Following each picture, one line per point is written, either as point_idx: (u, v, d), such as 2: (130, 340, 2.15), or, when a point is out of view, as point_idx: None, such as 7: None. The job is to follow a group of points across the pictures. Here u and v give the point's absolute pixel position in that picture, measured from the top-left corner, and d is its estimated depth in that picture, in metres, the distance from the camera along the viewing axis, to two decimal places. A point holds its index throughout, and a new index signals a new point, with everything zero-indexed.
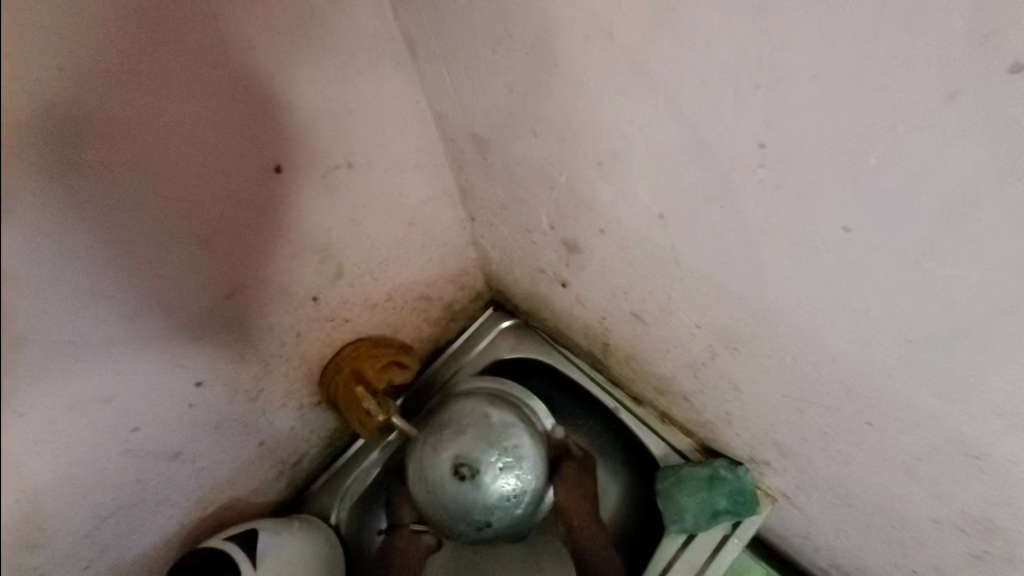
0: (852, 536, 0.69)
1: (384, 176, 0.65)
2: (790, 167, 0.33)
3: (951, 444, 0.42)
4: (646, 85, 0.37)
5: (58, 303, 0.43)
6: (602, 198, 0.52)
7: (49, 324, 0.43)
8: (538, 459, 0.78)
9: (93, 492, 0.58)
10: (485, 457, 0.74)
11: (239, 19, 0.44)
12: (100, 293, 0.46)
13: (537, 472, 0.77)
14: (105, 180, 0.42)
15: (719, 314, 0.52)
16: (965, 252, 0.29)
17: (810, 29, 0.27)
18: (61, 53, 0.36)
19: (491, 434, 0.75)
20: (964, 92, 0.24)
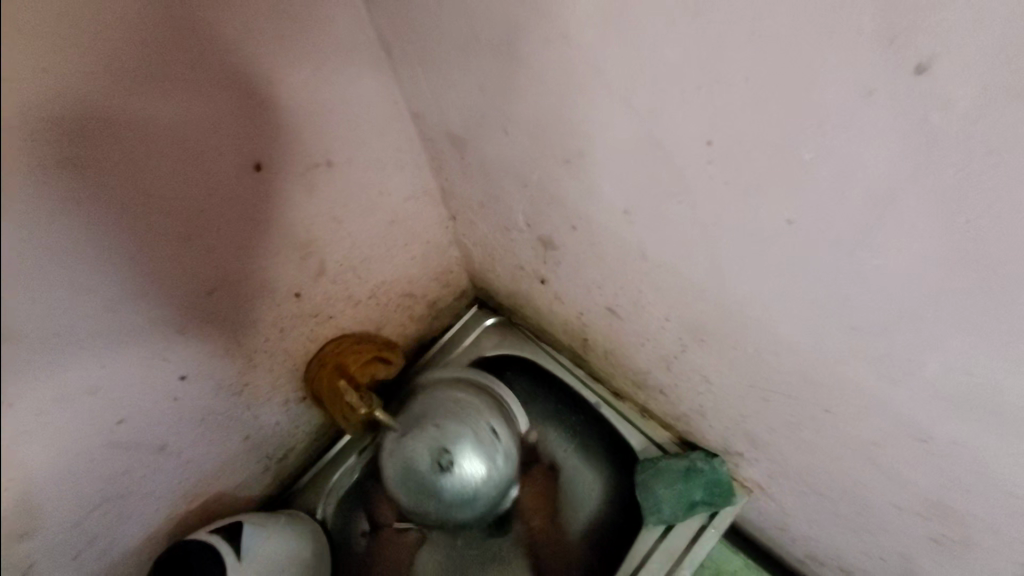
0: (823, 525, 0.71)
1: (365, 174, 0.67)
2: (735, 163, 0.36)
3: (899, 428, 0.44)
4: (604, 87, 0.39)
5: (43, 299, 0.44)
6: (572, 196, 0.53)
7: (34, 322, 0.44)
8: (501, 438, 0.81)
9: (77, 485, 0.59)
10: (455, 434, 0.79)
11: (219, 22, 0.46)
12: (85, 289, 0.47)
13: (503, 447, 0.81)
14: (90, 178, 0.43)
15: (685, 307, 0.54)
16: (894, 242, 0.32)
17: (741, 35, 0.29)
18: (44, 56, 0.38)
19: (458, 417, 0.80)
20: (879, 91, 0.26)
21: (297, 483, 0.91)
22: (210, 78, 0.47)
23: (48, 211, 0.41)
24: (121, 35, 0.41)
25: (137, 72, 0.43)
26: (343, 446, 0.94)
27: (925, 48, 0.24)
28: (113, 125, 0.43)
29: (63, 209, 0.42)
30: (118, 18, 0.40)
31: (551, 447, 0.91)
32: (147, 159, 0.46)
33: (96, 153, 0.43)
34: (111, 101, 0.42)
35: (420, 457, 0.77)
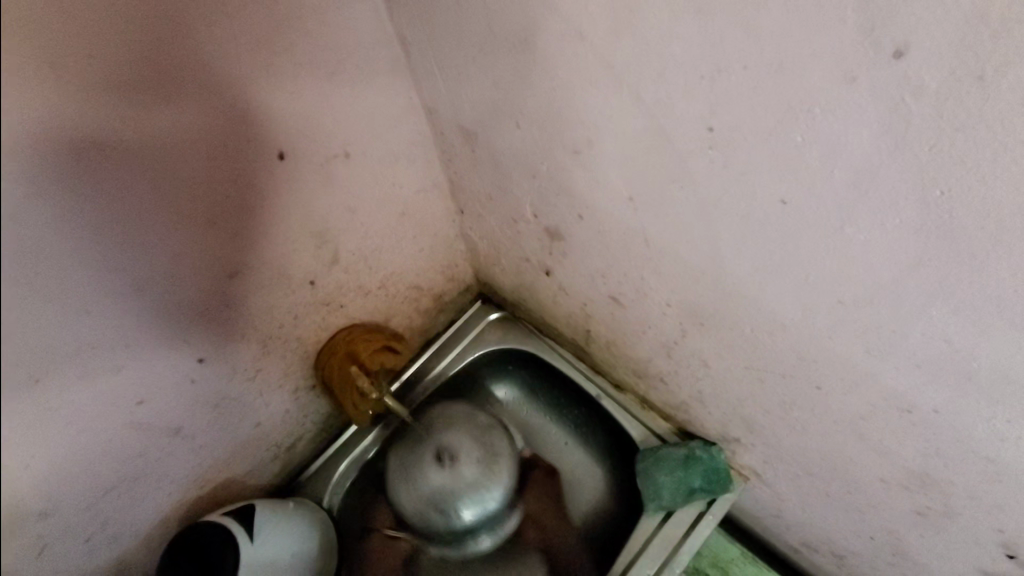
0: (816, 508, 0.74)
1: (378, 167, 0.70)
2: (734, 147, 0.39)
3: (886, 400, 0.47)
4: (611, 77, 0.42)
5: (57, 274, 0.45)
6: (580, 184, 0.57)
7: (44, 295, 0.45)
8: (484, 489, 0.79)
9: (99, 462, 0.60)
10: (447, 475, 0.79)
11: (245, 15, 0.48)
12: (99, 267, 0.48)
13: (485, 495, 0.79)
14: (105, 156, 0.44)
15: (686, 290, 0.57)
16: (877, 217, 0.35)
17: (738, 27, 0.32)
18: (83, 40, 0.40)
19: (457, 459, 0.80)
20: (860, 78, 0.30)
21: (304, 472, 0.93)
22: (221, 62, 0.48)
23: (57, 184, 0.42)
24: (135, 14, 0.42)
25: (151, 51, 0.44)
26: (350, 436, 0.95)
27: (898, 37, 0.27)
28: (128, 103, 0.44)
29: (74, 183, 0.43)
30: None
31: (553, 441, 0.98)
32: (158, 139, 0.47)
33: (108, 131, 0.44)
34: (124, 79, 0.43)
35: (423, 483, 0.78)
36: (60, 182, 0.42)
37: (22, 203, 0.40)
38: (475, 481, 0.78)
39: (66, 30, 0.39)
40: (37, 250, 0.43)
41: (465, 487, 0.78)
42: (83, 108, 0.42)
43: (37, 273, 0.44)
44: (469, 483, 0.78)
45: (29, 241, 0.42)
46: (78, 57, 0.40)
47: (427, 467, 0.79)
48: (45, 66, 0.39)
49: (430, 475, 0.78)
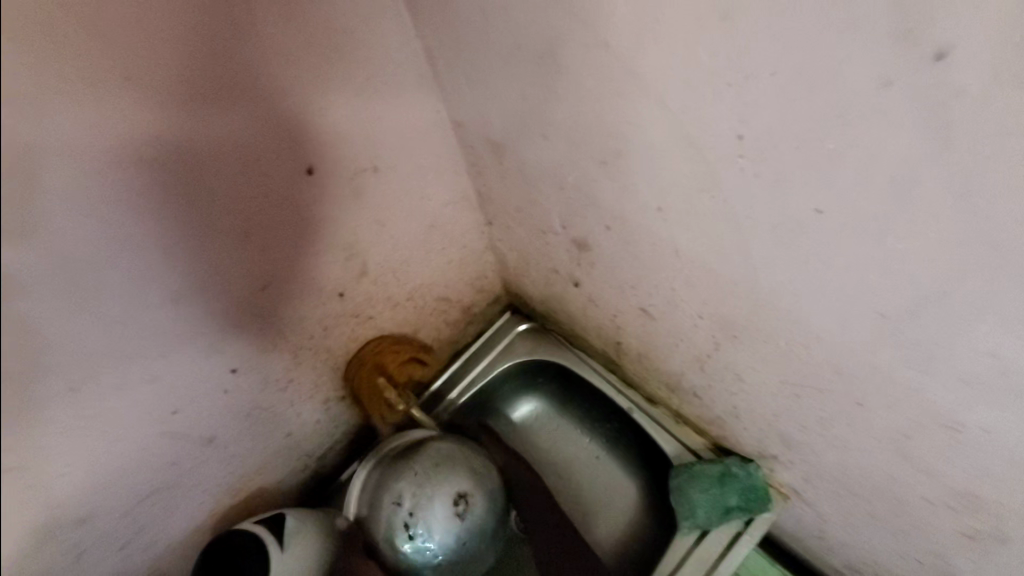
0: (860, 530, 0.70)
1: (407, 180, 0.71)
2: (765, 156, 0.37)
3: (932, 418, 0.44)
4: (637, 87, 0.41)
5: (96, 285, 0.47)
6: (607, 195, 0.56)
7: (85, 305, 0.47)
8: (476, 535, 0.77)
9: (136, 469, 0.62)
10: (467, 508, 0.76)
11: (277, 35, 0.50)
12: (137, 279, 0.50)
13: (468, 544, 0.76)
14: (140, 170, 0.46)
15: (717, 303, 0.55)
16: (920, 228, 0.33)
17: (766, 33, 0.31)
18: (126, 64, 0.42)
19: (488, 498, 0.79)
20: (896, 81, 0.28)
21: (334, 482, 0.93)
22: (250, 80, 0.50)
23: (97, 199, 0.44)
24: (165, 32, 0.43)
25: (182, 71, 0.45)
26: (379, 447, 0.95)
27: (935, 37, 0.26)
28: (159, 118, 0.45)
29: (110, 196, 0.45)
30: (163, 16, 0.43)
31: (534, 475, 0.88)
32: (193, 156, 0.49)
33: (144, 148, 0.45)
34: (155, 96, 0.45)
35: (440, 542, 0.75)
36: (97, 196, 0.44)
37: (58, 214, 0.42)
38: (463, 535, 0.76)
39: (98, 50, 0.41)
40: (76, 263, 0.45)
41: (485, 517, 0.78)
42: (123, 127, 0.44)
43: (75, 283, 0.45)
44: (458, 531, 0.75)
45: (65, 253, 0.44)
46: (111, 75, 0.42)
47: (432, 519, 0.75)
48: (84, 87, 0.41)
49: (449, 534, 0.75)
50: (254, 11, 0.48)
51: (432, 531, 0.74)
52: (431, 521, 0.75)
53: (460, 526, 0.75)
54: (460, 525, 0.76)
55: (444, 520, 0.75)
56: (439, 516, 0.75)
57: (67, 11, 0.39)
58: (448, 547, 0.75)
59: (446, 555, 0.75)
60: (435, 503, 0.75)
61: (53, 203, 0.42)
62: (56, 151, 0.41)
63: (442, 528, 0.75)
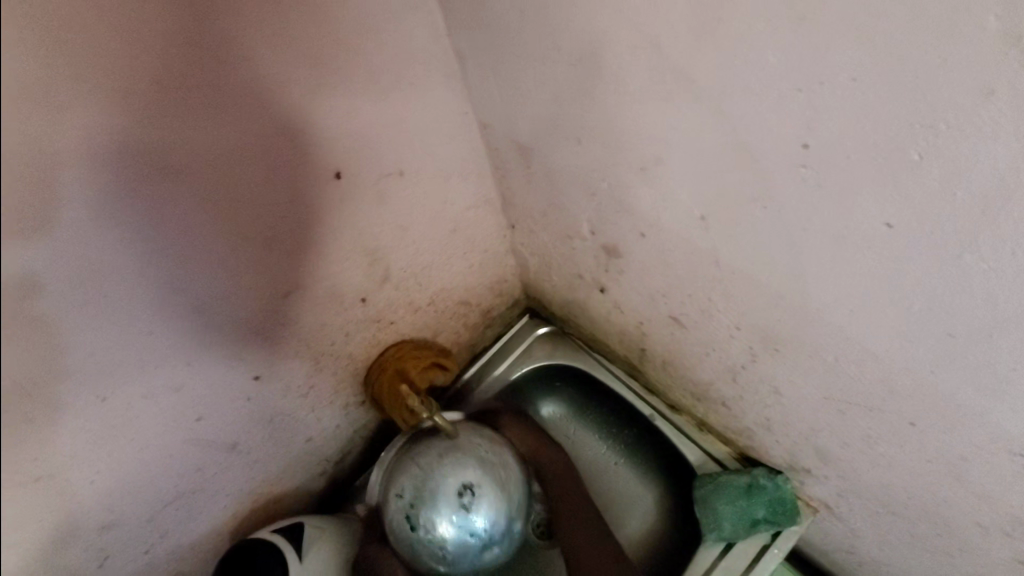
0: (897, 548, 0.68)
1: (432, 183, 0.69)
2: (830, 166, 0.35)
3: (995, 441, 0.42)
4: (690, 92, 0.39)
5: (121, 294, 0.46)
6: (643, 202, 0.54)
7: (110, 316, 0.46)
8: (494, 529, 0.69)
9: (159, 478, 0.60)
10: (475, 499, 0.68)
11: (309, 35, 0.48)
12: (161, 288, 0.48)
13: (487, 538, 0.69)
14: (166, 178, 0.44)
15: (759, 315, 0.53)
16: (1004, 245, 0.31)
17: (848, 36, 0.29)
18: (156, 65, 0.40)
19: (502, 486, 0.70)
20: (1000, 90, 0.26)
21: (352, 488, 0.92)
22: (279, 81, 0.48)
23: (123, 207, 0.43)
24: (193, 34, 0.41)
25: (211, 72, 0.43)
26: None
27: None
28: (186, 124, 0.44)
29: (134, 204, 0.43)
30: (191, 16, 0.41)
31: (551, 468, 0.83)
32: (220, 161, 0.47)
33: (171, 153, 0.44)
34: (183, 101, 0.43)
35: (454, 540, 0.68)
36: (124, 204, 0.43)
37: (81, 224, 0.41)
38: (476, 529, 0.68)
39: (125, 52, 0.39)
40: (102, 272, 0.43)
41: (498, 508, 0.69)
42: (152, 131, 0.42)
43: (98, 292, 0.44)
44: (471, 524, 0.67)
45: (90, 262, 0.42)
46: (138, 79, 0.40)
47: (439, 515, 0.68)
48: (110, 89, 0.39)
49: (459, 528, 0.67)
50: (285, 10, 0.46)
51: (443, 527, 0.67)
52: (438, 514, 0.67)
53: (470, 518, 0.67)
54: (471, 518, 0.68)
55: (450, 515, 0.67)
56: (445, 511, 0.68)
57: (97, 11, 0.37)
58: (461, 546, 0.67)
59: (464, 550, 0.68)
60: (440, 497, 0.68)
61: (77, 213, 0.40)
62: (83, 159, 0.39)
63: (450, 521, 0.67)
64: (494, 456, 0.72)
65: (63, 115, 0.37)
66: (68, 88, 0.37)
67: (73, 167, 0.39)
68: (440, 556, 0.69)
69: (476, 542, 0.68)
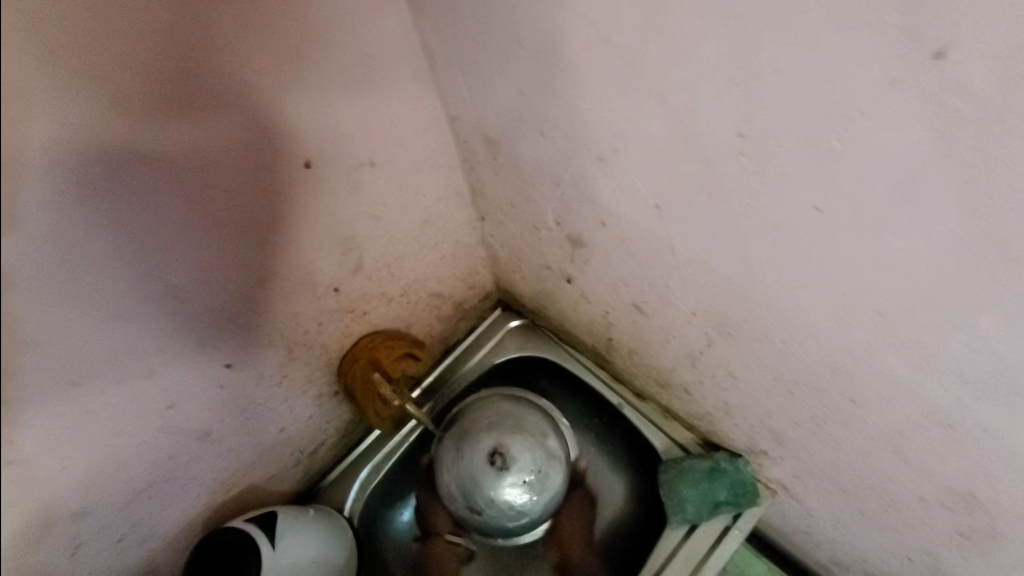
0: (848, 525, 0.71)
1: (403, 175, 0.70)
2: (766, 155, 0.38)
3: (926, 414, 0.46)
4: (641, 85, 0.42)
5: (94, 280, 0.46)
6: (604, 192, 0.56)
7: (79, 301, 0.46)
8: (541, 467, 0.78)
9: (131, 466, 0.61)
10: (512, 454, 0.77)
11: (280, 26, 0.49)
12: (132, 275, 0.49)
13: (544, 477, 0.78)
14: (134, 166, 0.45)
15: (713, 301, 0.56)
16: (918, 227, 0.34)
17: (776, 32, 0.32)
18: (132, 53, 0.42)
19: (524, 431, 0.80)
20: (903, 81, 0.29)
21: (326, 478, 0.93)
22: (253, 71, 0.49)
23: (95, 192, 0.44)
24: (164, 25, 0.42)
25: (185, 61, 0.44)
26: (369, 443, 0.95)
27: (943, 38, 0.27)
28: (156, 114, 0.45)
29: (109, 189, 0.44)
30: (161, 7, 0.42)
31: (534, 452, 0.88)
32: (195, 149, 0.48)
33: (146, 141, 0.45)
34: (153, 91, 0.44)
35: (513, 493, 0.76)
36: (96, 188, 0.43)
37: (50, 211, 0.41)
38: (526, 472, 0.77)
39: (95, 41, 0.40)
40: (74, 258, 0.44)
41: (531, 449, 0.78)
42: (127, 119, 0.43)
43: (67, 279, 0.44)
44: (522, 471, 0.77)
45: (57, 247, 0.43)
46: (108, 67, 0.41)
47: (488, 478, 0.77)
48: (85, 76, 0.40)
49: (511, 483, 0.76)
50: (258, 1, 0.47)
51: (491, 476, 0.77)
52: (489, 484, 0.77)
53: (515, 471, 0.77)
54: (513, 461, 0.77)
55: (496, 475, 0.76)
56: (491, 475, 0.77)
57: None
58: (516, 493, 0.76)
59: (533, 494, 0.77)
60: (480, 468, 0.77)
61: (43, 199, 0.41)
62: (51, 145, 0.40)
63: (503, 484, 0.76)
64: (501, 412, 0.82)
65: (35, 101, 0.38)
66: (42, 74, 0.38)
67: (45, 152, 0.40)
68: (525, 513, 0.78)
69: (535, 484, 0.78)
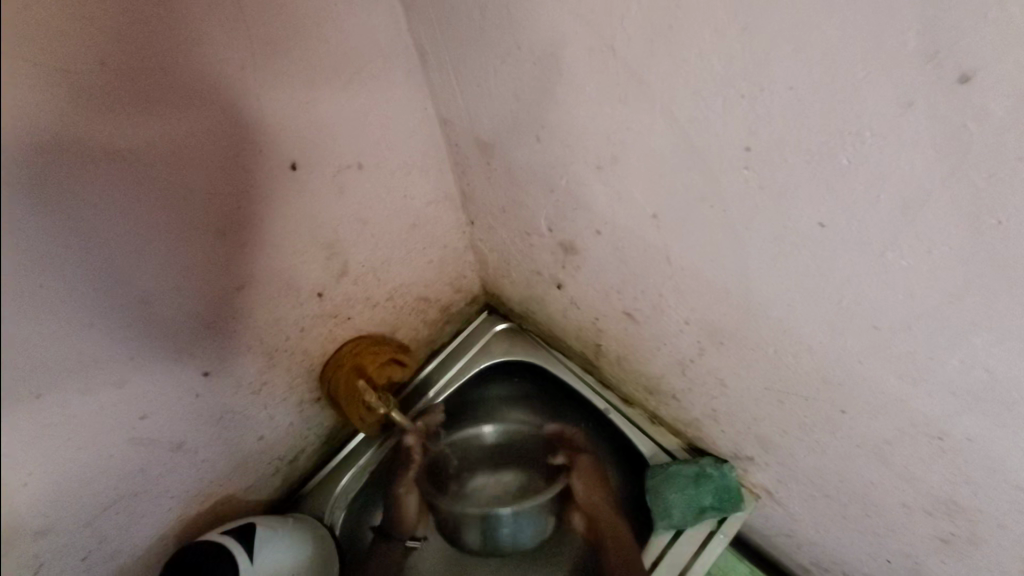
0: (831, 530, 0.72)
1: (392, 176, 0.69)
2: (770, 169, 0.38)
3: (916, 427, 0.46)
4: (643, 94, 0.41)
5: (62, 285, 0.44)
6: (599, 199, 0.55)
7: (45, 307, 0.43)
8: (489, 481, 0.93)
9: (100, 479, 0.58)
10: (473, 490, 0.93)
11: (266, 22, 0.47)
12: (100, 276, 0.46)
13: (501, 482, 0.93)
14: (103, 161, 0.42)
15: (708, 310, 0.56)
16: (923, 245, 0.34)
17: (787, 47, 0.31)
18: (107, 45, 0.39)
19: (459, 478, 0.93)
20: (918, 102, 0.29)
21: (306, 485, 0.90)
22: (236, 66, 0.47)
23: (65, 192, 0.41)
24: (142, 18, 0.40)
25: (164, 55, 0.42)
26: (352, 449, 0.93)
27: (961, 61, 0.26)
28: (131, 108, 0.42)
29: (78, 188, 0.42)
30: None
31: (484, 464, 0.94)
32: (173, 147, 0.46)
33: (120, 137, 0.43)
34: (130, 84, 0.41)
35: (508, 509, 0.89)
36: (67, 189, 0.41)
37: (15, 215, 0.38)
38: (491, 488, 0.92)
39: (69, 31, 0.37)
40: (42, 263, 0.41)
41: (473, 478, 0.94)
42: (101, 114, 0.41)
43: (31, 283, 0.41)
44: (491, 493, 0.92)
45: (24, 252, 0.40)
46: (79, 56, 0.38)
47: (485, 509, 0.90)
48: (57, 70, 0.38)
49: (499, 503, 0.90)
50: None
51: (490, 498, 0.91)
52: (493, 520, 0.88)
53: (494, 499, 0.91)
54: (506, 484, 0.93)
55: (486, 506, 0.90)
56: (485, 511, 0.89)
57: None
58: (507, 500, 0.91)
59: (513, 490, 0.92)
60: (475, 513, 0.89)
61: (18, 203, 0.37)
62: (20, 142, 0.37)
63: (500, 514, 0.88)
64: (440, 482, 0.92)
65: (19, 101, 0.36)
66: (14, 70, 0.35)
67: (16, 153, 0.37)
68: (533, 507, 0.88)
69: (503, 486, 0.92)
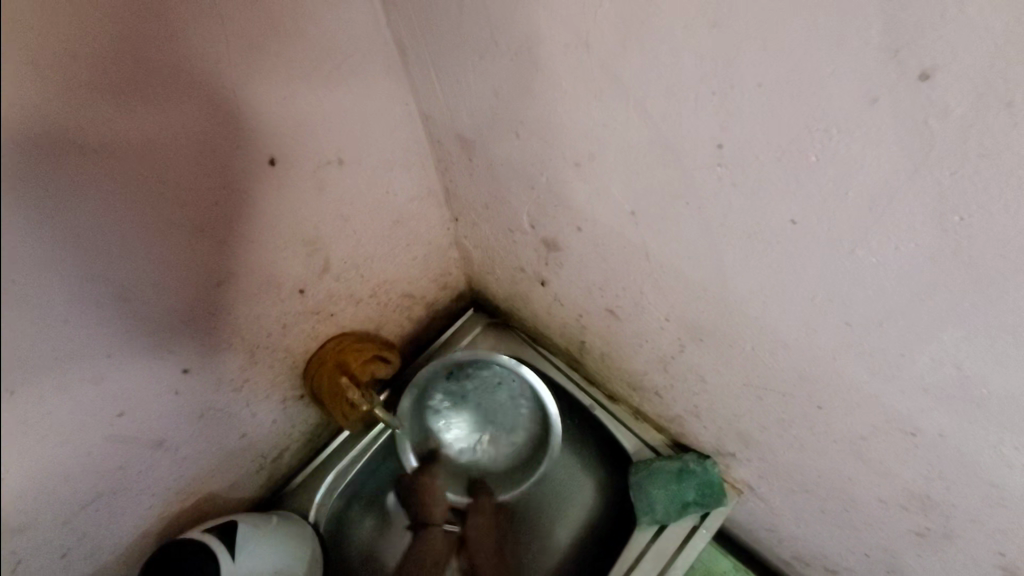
0: (811, 524, 0.73)
1: (373, 172, 0.68)
2: (742, 166, 0.38)
3: (890, 422, 0.47)
4: (619, 91, 0.41)
5: (37, 284, 0.43)
6: (578, 196, 0.55)
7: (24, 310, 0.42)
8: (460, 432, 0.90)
9: (77, 477, 0.58)
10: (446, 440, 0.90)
11: (241, 15, 0.47)
12: (76, 274, 0.46)
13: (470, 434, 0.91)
14: (75, 158, 0.42)
15: (687, 307, 0.56)
16: (891, 241, 0.34)
17: (756, 44, 0.32)
18: (77, 40, 0.38)
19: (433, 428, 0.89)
20: (882, 98, 0.29)
21: (290, 483, 0.90)
22: (212, 61, 0.46)
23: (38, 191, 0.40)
24: (114, 12, 0.39)
25: (137, 50, 0.41)
26: (337, 447, 0.93)
27: (923, 59, 0.26)
28: (103, 103, 0.41)
29: (52, 186, 0.41)
30: None
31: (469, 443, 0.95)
32: (148, 142, 0.46)
33: (93, 133, 0.42)
34: (101, 79, 0.41)
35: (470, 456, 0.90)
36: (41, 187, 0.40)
37: None
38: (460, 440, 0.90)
39: (38, 26, 0.36)
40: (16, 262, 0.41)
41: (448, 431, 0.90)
42: (72, 110, 0.40)
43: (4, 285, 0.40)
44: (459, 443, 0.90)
45: None
46: (48, 50, 0.37)
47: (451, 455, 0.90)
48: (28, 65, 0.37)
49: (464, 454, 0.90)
50: None
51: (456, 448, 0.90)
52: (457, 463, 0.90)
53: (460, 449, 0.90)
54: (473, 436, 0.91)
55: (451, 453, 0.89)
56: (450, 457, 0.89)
57: None
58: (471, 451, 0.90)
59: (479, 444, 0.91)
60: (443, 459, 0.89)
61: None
62: None
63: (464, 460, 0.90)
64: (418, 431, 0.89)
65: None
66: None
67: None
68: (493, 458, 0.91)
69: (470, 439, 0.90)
